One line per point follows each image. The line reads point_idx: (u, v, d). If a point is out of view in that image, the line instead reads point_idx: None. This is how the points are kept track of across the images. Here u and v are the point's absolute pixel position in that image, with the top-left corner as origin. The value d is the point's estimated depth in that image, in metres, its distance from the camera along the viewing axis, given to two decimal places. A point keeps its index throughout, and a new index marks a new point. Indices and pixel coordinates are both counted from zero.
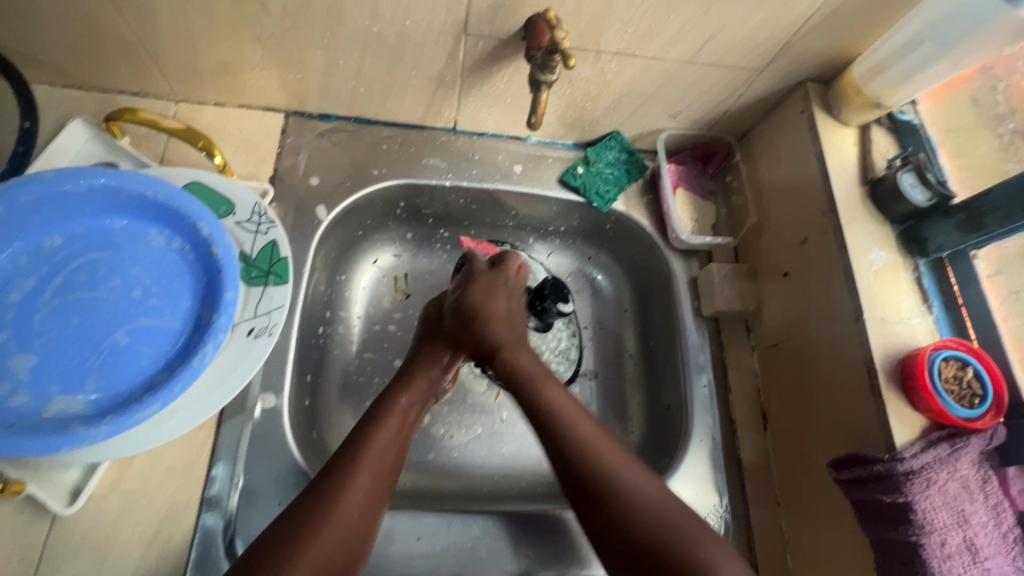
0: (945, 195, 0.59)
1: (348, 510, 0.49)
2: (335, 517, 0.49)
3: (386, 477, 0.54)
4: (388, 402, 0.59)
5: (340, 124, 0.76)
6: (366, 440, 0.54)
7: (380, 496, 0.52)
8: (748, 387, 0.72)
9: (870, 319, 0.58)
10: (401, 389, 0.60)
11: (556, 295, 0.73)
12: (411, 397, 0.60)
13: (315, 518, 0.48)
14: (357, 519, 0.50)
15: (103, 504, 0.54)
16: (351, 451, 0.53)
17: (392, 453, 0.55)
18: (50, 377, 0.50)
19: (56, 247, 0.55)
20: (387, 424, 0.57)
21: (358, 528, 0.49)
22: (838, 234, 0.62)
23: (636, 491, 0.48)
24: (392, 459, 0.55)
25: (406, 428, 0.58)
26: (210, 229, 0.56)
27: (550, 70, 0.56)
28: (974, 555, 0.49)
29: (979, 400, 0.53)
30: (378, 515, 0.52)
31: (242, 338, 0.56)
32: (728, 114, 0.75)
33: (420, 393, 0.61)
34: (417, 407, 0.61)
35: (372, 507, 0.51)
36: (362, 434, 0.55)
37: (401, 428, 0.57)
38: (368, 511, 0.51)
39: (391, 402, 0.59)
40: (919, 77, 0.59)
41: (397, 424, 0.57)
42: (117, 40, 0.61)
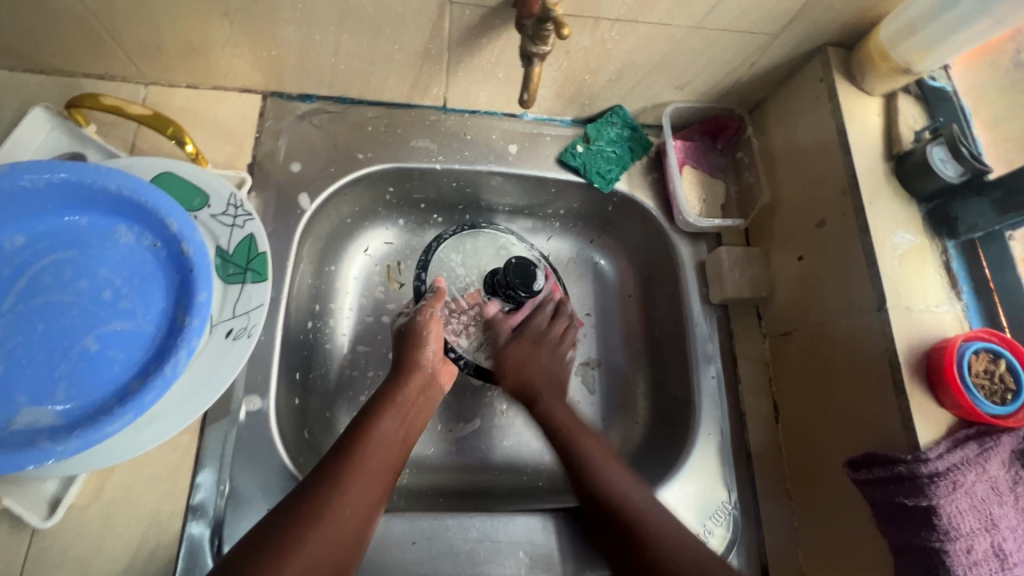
0: (981, 171, 0.54)
1: (344, 511, 0.50)
2: (328, 518, 0.49)
3: (385, 474, 0.54)
4: (384, 401, 0.59)
5: (322, 105, 0.71)
6: (364, 438, 0.55)
7: (377, 498, 0.53)
8: (760, 378, 0.69)
9: (893, 309, 0.53)
10: (398, 384, 0.61)
11: (522, 280, 0.71)
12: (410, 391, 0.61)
13: (308, 517, 0.48)
14: (351, 519, 0.50)
15: (84, 516, 0.52)
16: (346, 449, 0.54)
17: (392, 452, 0.56)
18: (16, 387, 0.47)
19: (17, 247, 0.51)
20: (388, 417, 0.58)
21: (348, 535, 0.50)
22: (859, 216, 0.57)
23: (628, 499, 0.57)
24: (391, 458, 0.56)
25: (408, 422, 0.59)
26: (180, 225, 0.52)
27: (543, 42, 0.50)
28: (1002, 562, 0.46)
29: (1012, 395, 0.49)
30: (376, 514, 0.53)
31: (220, 340, 0.53)
32: (740, 84, 0.70)
33: (419, 385, 0.62)
34: (418, 399, 0.62)
35: (368, 510, 0.52)
36: (361, 429, 0.56)
37: (404, 422, 0.59)
38: (368, 511, 0.52)
39: (387, 397, 0.60)
40: (953, 40, 0.53)
41: (396, 419, 0.58)
42: (72, 19, 0.56)
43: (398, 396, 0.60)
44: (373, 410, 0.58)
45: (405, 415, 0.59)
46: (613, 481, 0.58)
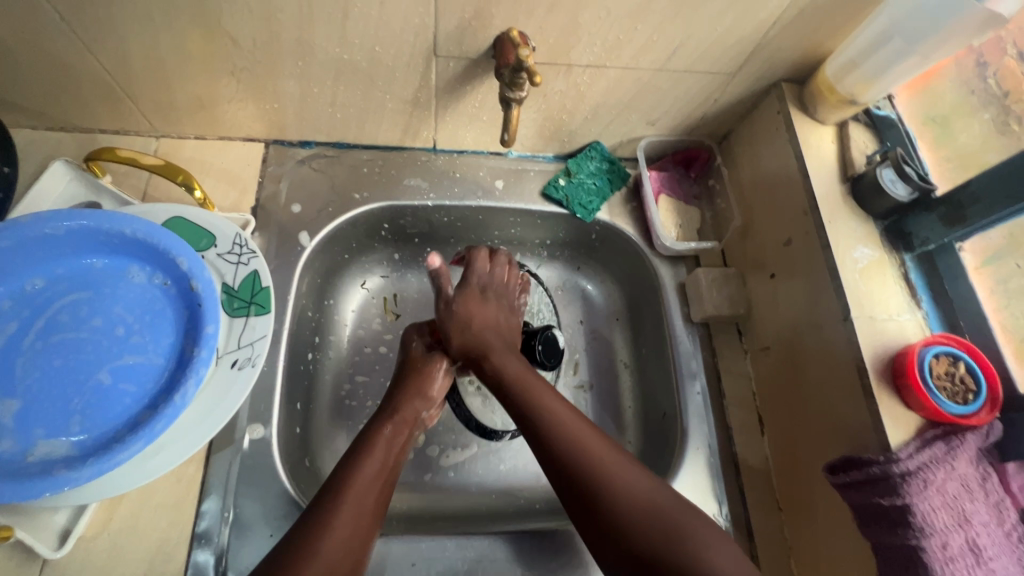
0: (927, 189, 0.58)
1: (334, 553, 0.47)
2: (321, 552, 0.46)
3: (376, 509, 0.52)
4: (371, 433, 0.58)
5: (320, 150, 0.77)
6: (347, 476, 0.53)
7: (369, 536, 0.50)
8: (743, 392, 0.71)
9: (857, 319, 0.57)
10: (382, 420, 0.60)
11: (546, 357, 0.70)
12: (394, 426, 0.59)
13: (302, 557, 0.45)
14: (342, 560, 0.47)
15: (92, 546, 0.53)
16: (335, 485, 0.52)
17: (377, 488, 0.53)
18: (35, 421, 0.50)
19: (38, 289, 0.54)
20: (373, 453, 0.56)
21: (346, 565, 0.47)
22: (820, 233, 0.61)
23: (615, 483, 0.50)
24: (379, 492, 0.53)
25: (389, 456, 0.57)
26: (189, 264, 0.56)
27: (518, 88, 0.56)
28: (978, 556, 0.47)
29: (974, 395, 0.52)
30: (369, 547, 0.50)
31: (226, 371, 0.55)
32: (707, 119, 0.75)
33: (406, 420, 0.61)
34: (404, 433, 0.60)
35: (358, 546, 0.49)
36: (349, 465, 0.54)
37: (386, 459, 0.56)
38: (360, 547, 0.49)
39: (373, 430, 0.58)
40: (890, 74, 0.59)
41: (383, 457, 0.56)
42: (94, 81, 0.62)
43: (383, 433, 0.58)
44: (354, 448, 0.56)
45: (389, 453, 0.57)
46: (605, 483, 0.50)
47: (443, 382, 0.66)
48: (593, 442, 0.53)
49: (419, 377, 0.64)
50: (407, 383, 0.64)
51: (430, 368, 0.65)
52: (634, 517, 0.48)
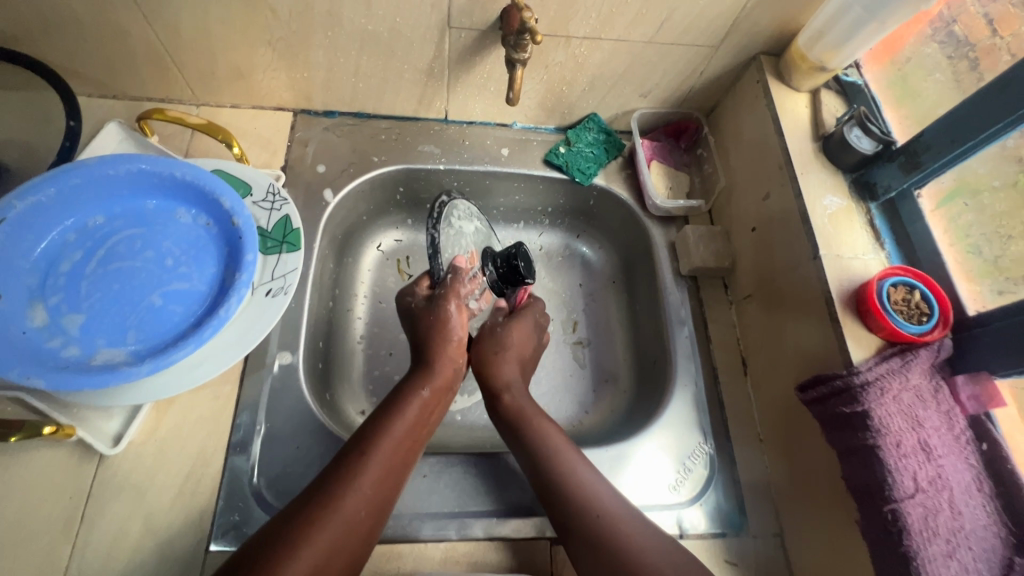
0: (888, 141, 0.65)
1: (356, 508, 0.52)
2: (344, 508, 0.52)
3: (396, 476, 0.57)
4: (408, 392, 0.64)
5: (343, 119, 0.85)
6: (377, 438, 0.58)
7: (385, 497, 0.56)
8: (728, 337, 0.78)
9: (825, 256, 0.63)
10: (420, 382, 0.65)
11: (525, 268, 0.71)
12: (431, 391, 0.65)
13: (324, 511, 0.51)
14: (364, 518, 0.53)
15: (142, 449, 0.60)
16: (365, 443, 0.57)
17: (399, 456, 0.58)
18: (97, 332, 0.57)
19: (99, 225, 0.62)
20: (403, 418, 0.61)
21: (364, 525, 0.53)
22: (794, 184, 0.68)
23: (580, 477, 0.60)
24: (403, 456, 0.58)
25: (420, 420, 0.62)
26: (231, 203, 0.63)
27: (523, 50, 0.64)
28: (929, 454, 0.53)
29: (927, 317, 0.58)
30: (386, 510, 0.56)
31: (262, 298, 0.63)
32: (694, 91, 0.83)
33: (440, 386, 0.66)
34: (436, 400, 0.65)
35: (378, 506, 0.54)
36: (380, 424, 0.59)
37: (417, 420, 0.62)
38: (378, 508, 0.55)
39: (413, 393, 0.64)
40: (854, 40, 0.66)
41: (414, 418, 0.61)
42: (147, 49, 0.70)
43: (422, 395, 0.64)
44: (388, 409, 0.62)
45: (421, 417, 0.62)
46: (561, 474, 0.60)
47: (459, 323, 0.69)
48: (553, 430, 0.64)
49: (443, 327, 0.68)
50: (428, 333, 0.68)
51: (439, 312, 0.68)
52: (590, 527, 0.55)
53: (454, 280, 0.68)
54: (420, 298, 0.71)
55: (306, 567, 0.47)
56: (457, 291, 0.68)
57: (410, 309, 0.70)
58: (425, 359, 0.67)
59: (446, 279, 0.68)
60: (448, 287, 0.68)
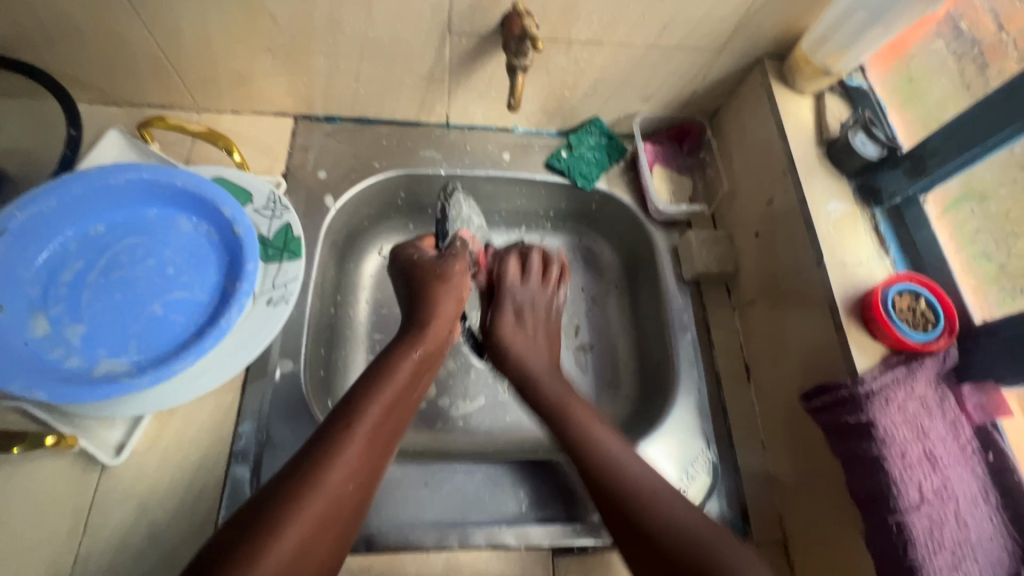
0: (894, 147, 0.65)
1: (343, 479, 0.49)
2: (330, 480, 0.48)
3: (380, 445, 0.53)
4: (398, 358, 0.61)
5: (344, 124, 0.84)
6: (362, 405, 0.54)
7: (372, 469, 0.52)
8: (731, 343, 0.77)
9: (829, 263, 0.63)
10: (411, 347, 0.63)
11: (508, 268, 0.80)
12: (424, 351, 0.63)
13: (308, 484, 0.47)
14: (347, 491, 0.49)
15: (144, 459, 0.60)
16: (349, 409, 0.53)
17: (386, 425, 0.54)
18: (98, 343, 0.57)
19: (100, 234, 0.62)
20: (392, 381, 0.58)
21: (354, 496, 0.49)
22: (798, 189, 0.67)
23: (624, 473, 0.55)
24: (389, 423, 0.55)
25: (409, 385, 0.59)
26: (232, 212, 0.63)
27: (523, 56, 0.64)
28: (934, 465, 0.53)
29: (932, 325, 0.58)
30: (370, 483, 0.51)
31: (263, 307, 0.62)
32: (697, 94, 0.82)
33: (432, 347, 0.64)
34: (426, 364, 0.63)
35: (363, 478, 0.50)
36: (364, 388, 0.56)
37: (404, 386, 0.58)
38: (363, 481, 0.50)
39: (402, 355, 0.61)
40: (860, 44, 0.65)
41: (403, 381, 0.58)
42: (147, 56, 0.70)
43: (411, 357, 0.61)
44: (373, 374, 0.58)
45: (410, 383, 0.59)
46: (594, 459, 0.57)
47: (460, 278, 0.72)
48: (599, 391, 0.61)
49: (442, 284, 0.70)
50: (431, 292, 0.69)
51: (442, 266, 0.71)
52: (648, 511, 0.52)
53: (461, 246, 0.75)
54: (426, 254, 0.73)
55: (292, 549, 0.43)
56: (463, 257, 0.74)
57: (415, 262, 0.72)
58: (418, 324, 0.66)
59: (455, 245, 0.75)
60: (457, 250, 0.74)
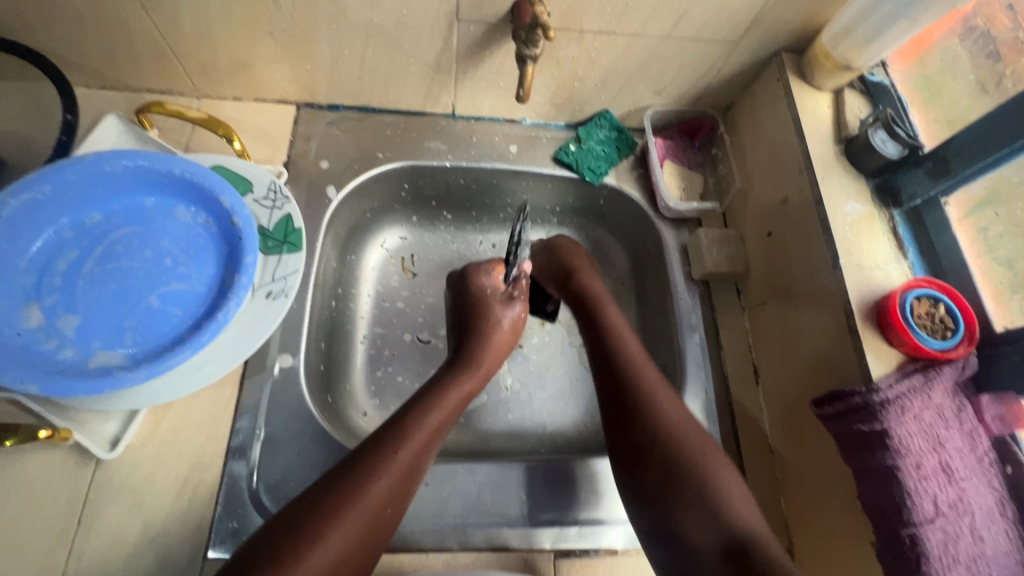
0: (916, 146, 0.62)
1: (381, 502, 0.50)
2: (368, 500, 0.49)
3: (420, 473, 0.55)
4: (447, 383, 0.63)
5: (347, 113, 0.82)
6: (411, 427, 0.56)
7: (408, 491, 0.53)
8: (739, 344, 0.76)
9: (845, 266, 0.61)
10: (462, 375, 0.65)
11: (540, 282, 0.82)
12: (473, 382, 0.65)
13: (347, 502, 0.48)
14: (387, 509, 0.51)
15: (139, 452, 0.59)
16: (396, 434, 0.55)
17: (430, 447, 0.56)
18: (93, 335, 0.55)
19: (96, 222, 0.60)
20: (440, 408, 0.60)
21: (388, 515, 0.51)
22: (814, 189, 0.65)
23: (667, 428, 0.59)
24: (432, 447, 0.57)
25: (455, 411, 0.61)
26: (230, 203, 0.61)
27: (534, 46, 0.61)
28: (949, 477, 0.51)
29: (952, 332, 0.56)
30: (403, 506, 0.53)
31: (262, 300, 0.61)
32: (711, 88, 0.80)
33: (480, 376, 0.66)
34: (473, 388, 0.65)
35: (399, 499, 0.52)
36: (417, 409, 0.58)
37: (450, 411, 0.60)
38: (401, 500, 0.52)
39: (452, 382, 0.63)
40: (883, 38, 0.63)
41: (453, 405, 0.61)
42: (145, 40, 0.68)
43: (461, 387, 0.63)
44: (422, 400, 0.60)
45: (456, 410, 0.61)
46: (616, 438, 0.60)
47: (497, 283, 0.75)
48: (651, 374, 0.63)
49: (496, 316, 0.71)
50: (483, 327, 0.70)
51: (483, 278, 0.75)
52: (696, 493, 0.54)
53: (525, 286, 0.77)
54: (496, 287, 0.74)
55: (329, 556, 0.45)
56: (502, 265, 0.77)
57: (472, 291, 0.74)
58: (470, 353, 0.68)
59: (519, 282, 0.76)
60: (521, 290, 0.76)
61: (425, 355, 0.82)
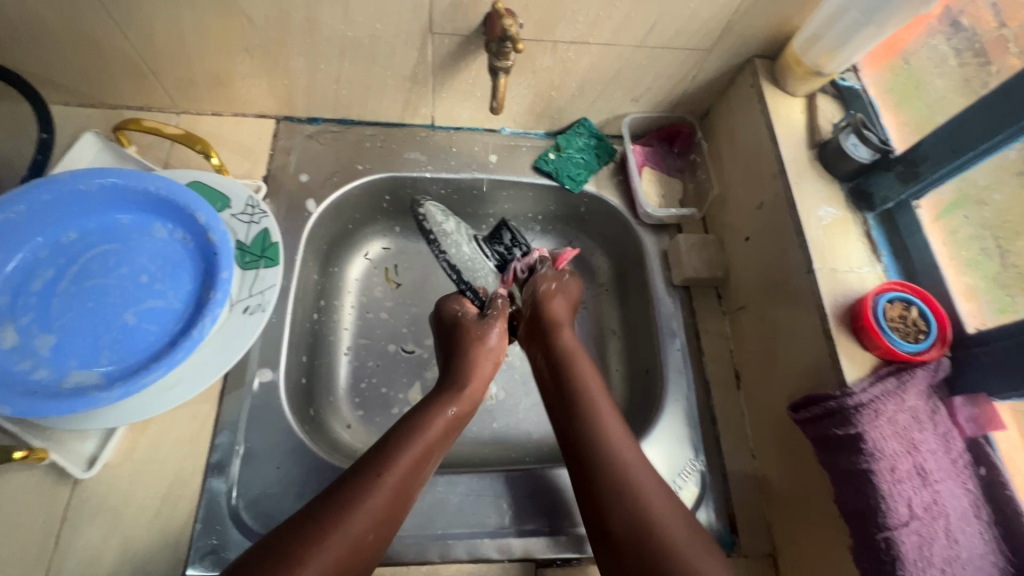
0: (888, 150, 0.63)
1: (362, 531, 0.50)
2: (347, 530, 0.49)
3: (405, 501, 0.55)
4: (434, 411, 0.62)
5: (326, 126, 0.83)
6: (394, 457, 0.56)
7: (394, 517, 0.53)
8: (721, 349, 0.76)
9: (819, 270, 0.61)
10: (448, 400, 0.64)
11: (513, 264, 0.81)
12: (458, 410, 0.64)
13: (326, 529, 0.49)
14: (367, 538, 0.51)
15: (117, 471, 0.59)
16: (382, 462, 0.55)
17: (416, 477, 0.56)
18: (69, 353, 0.55)
19: (72, 241, 0.60)
20: (425, 436, 0.59)
21: (370, 546, 0.51)
22: (788, 194, 0.66)
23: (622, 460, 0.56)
24: (416, 478, 0.56)
25: (440, 441, 0.60)
26: (206, 218, 0.61)
27: (505, 58, 0.62)
28: (925, 479, 0.51)
29: (924, 335, 0.56)
30: (389, 532, 0.53)
31: (239, 315, 0.61)
32: (687, 95, 0.81)
33: (468, 402, 0.66)
34: (463, 418, 0.65)
35: (384, 527, 0.52)
36: (403, 436, 0.58)
37: (435, 439, 0.60)
38: (384, 531, 0.52)
39: (438, 410, 0.62)
40: (852, 44, 0.63)
41: (439, 431, 0.60)
42: (120, 57, 0.68)
43: (446, 415, 0.62)
44: (408, 427, 0.59)
45: (442, 440, 0.60)
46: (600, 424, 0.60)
47: (499, 341, 0.72)
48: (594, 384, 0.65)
49: (481, 345, 0.70)
50: (468, 350, 0.69)
51: (484, 330, 0.71)
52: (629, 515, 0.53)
53: (502, 307, 0.75)
54: (469, 311, 0.74)
55: None
56: (504, 317, 0.75)
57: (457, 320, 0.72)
58: (456, 379, 0.67)
59: (496, 303, 0.75)
60: (498, 311, 0.74)
61: (408, 366, 0.81)
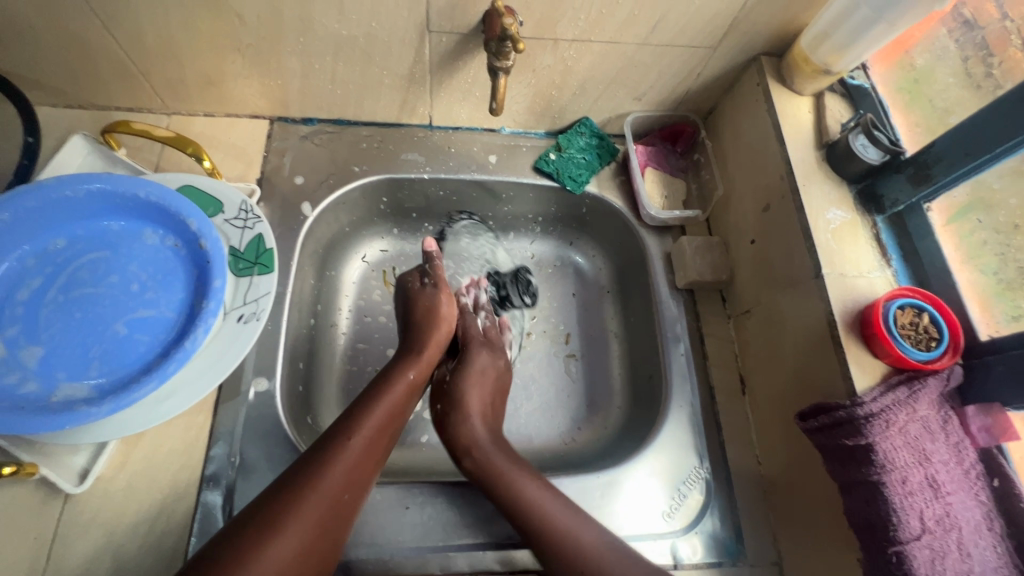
0: (897, 151, 0.62)
1: (336, 489, 0.51)
2: (319, 488, 0.50)
3: (373, 460, 0.55)
4: (395, 375, 0.63)
5: (322, 126, 0.81)
6: (361, 418, 0.56)
7: (364, 481, 0.54)
8: (725, 353, 0.75)
9: (828, 275, 0.59)
10: (407, 366, 0.65)
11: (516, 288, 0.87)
12: (417, 372, 0.65)
13: (304, 490, 0.49)
14: (341, 496, 0.51)
15: (111, 484, 0.58)
16: (350, 423, 0.56)
17: (382, 438, 0.57)
18: (58, 365, 0.54)
19: (60, 248, 0.58)
20: (387, 399, 0.60)
21: (344, 503, 0.51)
22: (795, 197, 0.64)
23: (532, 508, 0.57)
24: (382, 439, 0.57)
25: (403, 404, 0.61)
26: (198, 225, 0.59)
27: (505, 57, 0.60)
28: (936, 492, 0.50)
29: (936, 342, 0.55)
30: (361, 495, 0.53)
31: (233, 324, 0.59)
32: (691, 94, 0.79)
33: (427, 365, 0.66)
34: (421, 380, 0.65)
35: (356, 486, 0.53)
36: (367, 401, 0.59)
37: (396, 404, 0.60)
38: (357, 490, 0.53)
39: (398, 373, 0.63)
40: (862, 42, 0.61)
41: (402, 391, 0.62)
42: (108, 57, 0.66)
43: (407, 378, 0.63)
44: (370, 392, 0.60)
45: (404, 401, 0.61)
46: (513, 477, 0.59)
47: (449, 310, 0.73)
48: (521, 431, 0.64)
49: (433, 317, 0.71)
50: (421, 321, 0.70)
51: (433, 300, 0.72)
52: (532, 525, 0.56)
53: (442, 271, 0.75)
54: (416, 281, 0.74)
55: (291, 546, 0.46)
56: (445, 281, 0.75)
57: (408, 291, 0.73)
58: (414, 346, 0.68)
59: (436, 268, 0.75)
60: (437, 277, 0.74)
61: None
